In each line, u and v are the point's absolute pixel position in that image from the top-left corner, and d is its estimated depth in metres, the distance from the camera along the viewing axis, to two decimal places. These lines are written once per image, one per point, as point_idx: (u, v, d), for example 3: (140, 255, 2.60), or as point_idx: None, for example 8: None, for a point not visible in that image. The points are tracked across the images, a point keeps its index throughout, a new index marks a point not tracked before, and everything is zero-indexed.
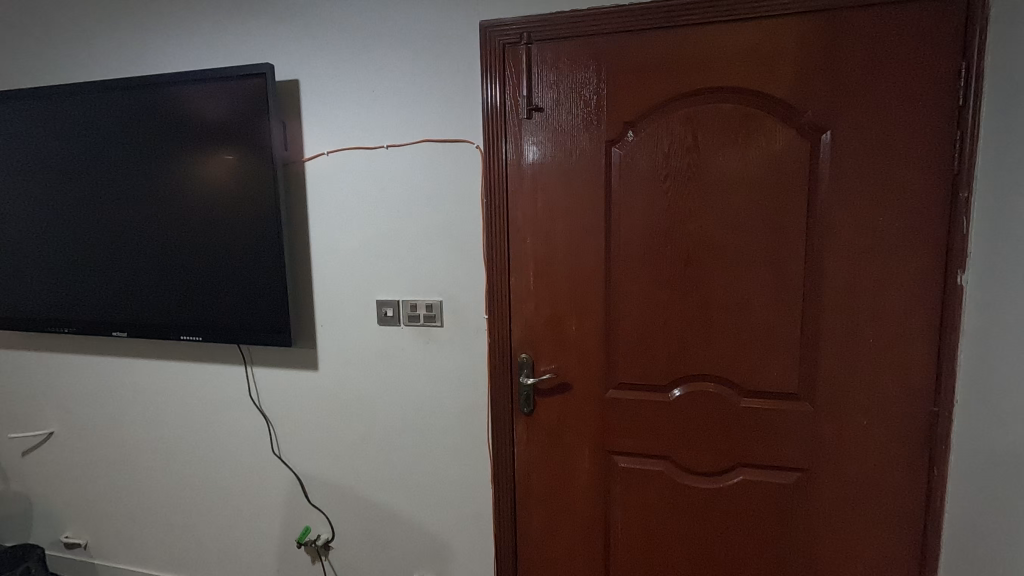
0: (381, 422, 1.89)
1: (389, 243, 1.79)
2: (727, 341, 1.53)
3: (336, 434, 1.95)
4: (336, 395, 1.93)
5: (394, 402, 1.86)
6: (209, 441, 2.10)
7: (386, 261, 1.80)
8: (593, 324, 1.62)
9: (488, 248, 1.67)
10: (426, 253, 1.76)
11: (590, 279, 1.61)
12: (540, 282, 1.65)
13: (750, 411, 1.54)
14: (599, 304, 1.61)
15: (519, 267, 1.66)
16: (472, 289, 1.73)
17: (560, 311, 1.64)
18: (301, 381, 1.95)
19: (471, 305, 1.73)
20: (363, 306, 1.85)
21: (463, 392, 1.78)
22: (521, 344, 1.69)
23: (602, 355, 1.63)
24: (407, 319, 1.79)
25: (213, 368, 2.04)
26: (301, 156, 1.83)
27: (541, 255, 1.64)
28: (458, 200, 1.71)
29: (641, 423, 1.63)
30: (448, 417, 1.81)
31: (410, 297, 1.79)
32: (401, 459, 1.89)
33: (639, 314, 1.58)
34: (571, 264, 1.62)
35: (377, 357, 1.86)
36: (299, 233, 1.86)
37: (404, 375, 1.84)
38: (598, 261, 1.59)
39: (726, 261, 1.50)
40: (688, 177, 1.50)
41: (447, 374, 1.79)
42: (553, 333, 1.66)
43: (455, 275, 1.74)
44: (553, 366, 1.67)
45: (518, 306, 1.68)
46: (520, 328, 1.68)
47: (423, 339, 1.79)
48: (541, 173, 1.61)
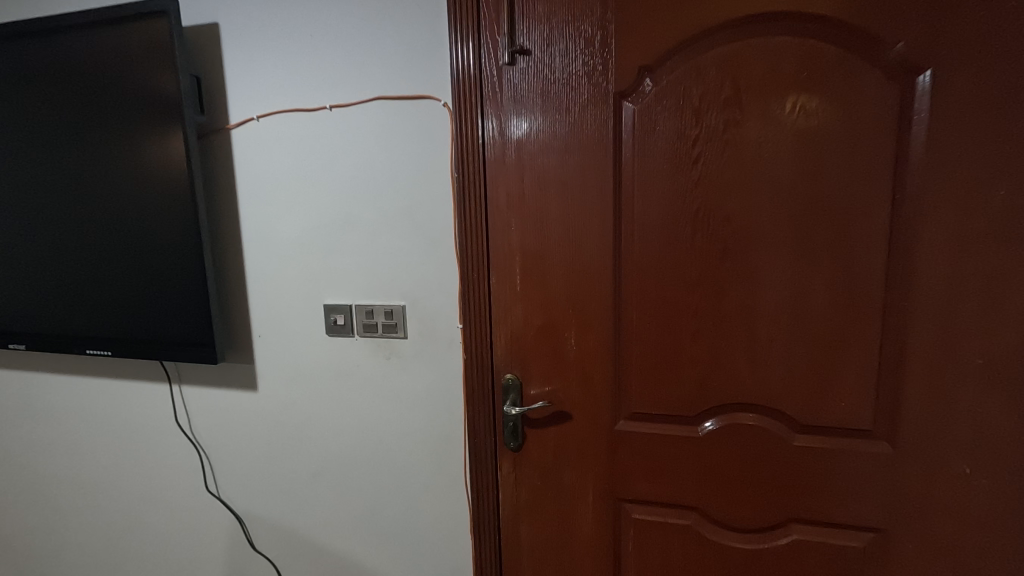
0: (335, 455, 1.52)
1: (338, 233, 1.41)
2: (779, 360, 1.15)
3: (283, 468, 1.59)
4: (281, 421, 1.56)
5: (351, 431, 1.50)
6: (133, 474, 1.74)
7: (336, 255, 1.42)
8: (599, 336, 1.24)
9: (462, 238, 1.29)
10: (385, 245, 1.38)
11: (594, 277, 1.23)
12: (530, 282, 1.26)
13: (807, 451, 1.16)
14: (608, 310, 1.23)
15: (502, 263, 1.28)
16: (443, 291, 1.35)
17: (556, 321, 1.26)
18: (240, 403, 1.59)
19: (441, 312, 1.36)
20: (308, 313, 1.47)
21: (434, 421, 1.41)
22: (506, 361, 1.31)
23: (611, 377, 1.26)
24: (362, 329, 1.42)
25: (135, 386, 1.67)
26: (224, 122, 1.44)
27: (530, 247, 1.25)
28: (423, 177, 1.33)
29: (661, 464, 1.26)
30: (416, 450, 1.44)
31: (366, 301, 1.42)
32: (359, 500, 1.52)
33: (660, 325, 1.20)
34: (570, 259, 1.23)
35: (328, 376, 1.49)
36: (229, 221, 1.48)
37: (361, 398, 1.47)
38: (606, 254, 1.21)
39: (778, 253, 1.12)
40: (727, 140, 1.11)
41: (414, 397, 1.42)
42: (547, 348, 1.28)
43: (422, 273, 1.36)
44: (547, 390, 1.30)
45: (501, 313, 1.30)
46: (504, 341, 1.31)
47: (383, 354, 1.42)
48: (529, 138, 1.22)
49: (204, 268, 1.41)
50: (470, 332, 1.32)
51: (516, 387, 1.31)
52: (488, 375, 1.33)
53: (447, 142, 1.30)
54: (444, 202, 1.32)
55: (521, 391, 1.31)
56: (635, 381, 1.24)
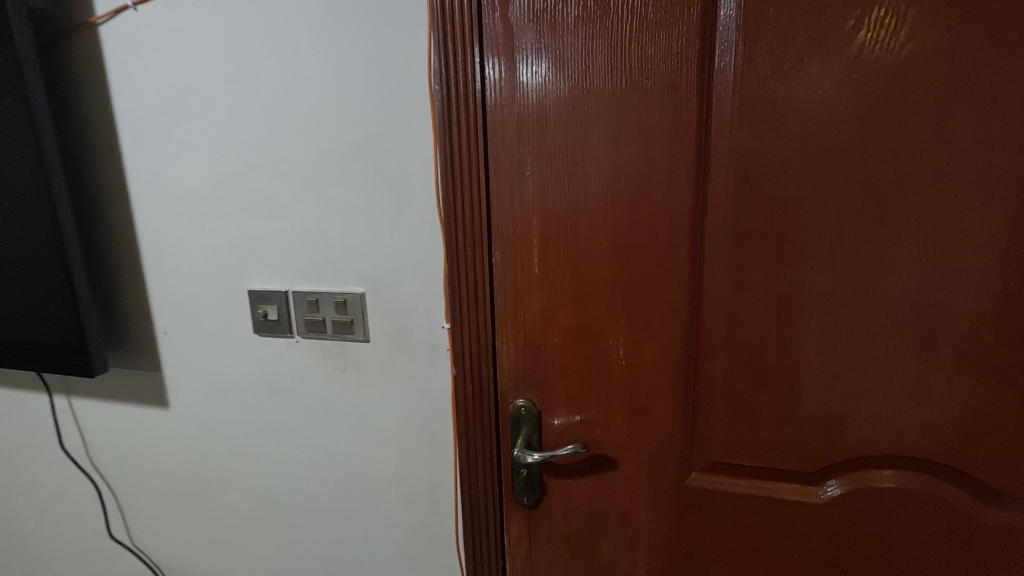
0: (278, 498, 1.10)
1: (265, 188, 0.95)
2: (963, 392, 0.70)
3: (212, 510, 1.16)
4: (203, 449, 1.13)
5: (297, 467, 1.06)
6: (19, 510, 1.31)
7: (263, 220, 0.96)
8: (665, 347, 0.79)
9: (446, 194, 0.82)
10: (335, 202, 0.91)
11: (659, 256, 0.76)
12: (554, 263, 0.80)
13: (998, 534, 0.73)
14: (680, 308, 0.77)
15: (510, 231, 0.81)
16: (421, 275, 0.89)
17: (595, 324, 0.81)
18: (148, 424, 1.16)
19: (419, 304, 0.90)
20: (229, 303, 1.02)
21: (412, 461, 0.97)
22: (517, 382, 0.86)
23: (681, 410, 0.81)
24: (302, 327, 0.97)
25: (12, 398, 1.24)
26: (85, 16, 0.95)
27: (555, 208, 0.78)
28: (386, 100, 0.85)
29: (755, 540, 0.82)
30: (388, 499, 1.01)
31: (308, 287, 0.96)
32: (312, 559, 1.10)
33: (767, 332, 0.75)
34: (620, 227, 0.77)
35: (261, 393, 1.04)
36: (107, 172, 1.02)
37: (309, 424, 1.03)
38: (682, 218, 0.74)
39: (980, 214, 0.66)
40: (908, 14, 0.63)
41: (382, 427, 0.98)
42: (580, 364, 0.83)
43: (389, 246, 0.90)
44: (578, 425, 0.85)
45: (508, 310, 0.84)
46: (513, 352, 0.85)
47: (337, 364, 0.97)
48: (555, 26, 0.73)
49: (62, 242, 0.95)
50: (461, 338, 0.86)
51: (531, 420, 0.87)
52: (489, 401, 0.88)
53: (423, 41, 0.82)
54: (419, 140, 0.86)
55: (538, 424, 0.87)
56: (720, 417, 0.79)
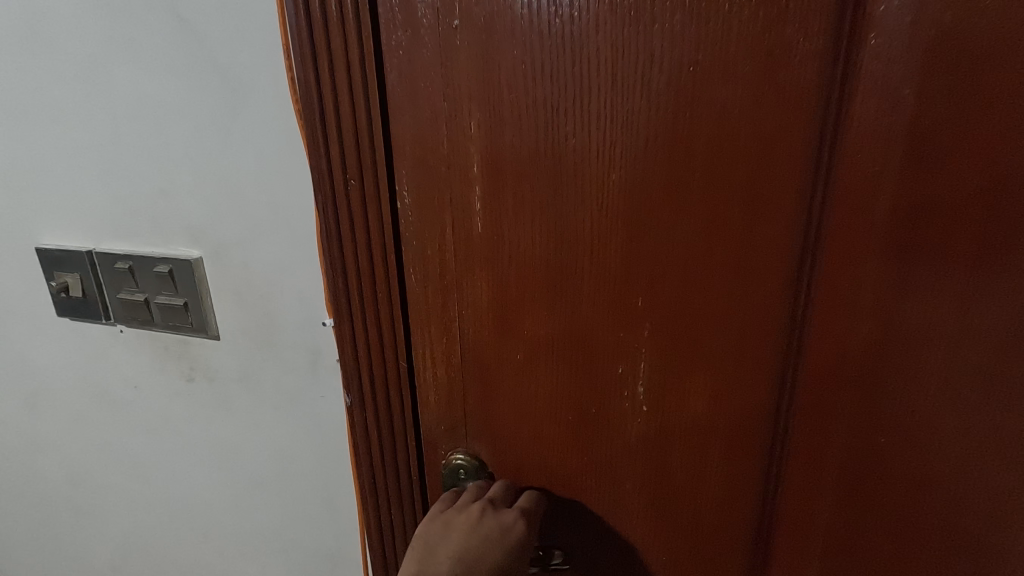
0: (127, 552, 0.74)
1: (28, 70, 0.53)
2: None
3: (46, 559, 0.80)
4: (21, 479, 0.75)
5: (149, 512, 0.70)
6: None
7: (30, 130, 0.55)
8: (730, 387, 0.39)
9: (302, 68, 0.39)
10: (135, 98, 0.51)
11: (733, 201, 0.35)
12: (513, 211, 0.39)
13: None
14: (770, 311, 0.37)
15: (429, 141, 0.39)
16: (283, 232, 0.51)
17: (590, 335, 0.40)
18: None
19: (286, 283, 0.53)
20: (7, 272, 0.62)
21: (306, 521, 0.62)
22: (452, 427, 0.47)
23: (753, 500, 0.42)
24: (118, 313, 0.59)
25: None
26: None
27: (516, 92, 0.36)
28: None
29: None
30: (276, 568, 0.66)
31: (118, 246, 0.57)
32: None
33: (961, 371, 0.35)
34: (651, 134, 0.35)
35: (80, 407, 0.67)
36: None
37: (156, 455, 0.66)
38: (795, 116, 0.33)
39: None
40: None
41: (253, 472, 0.62)
42: (562, 408, 0.43)
43: (229, 181, 0.51)
44: (557, 509, 0.46)
45: (430, 301, 0.44)
46: (443, 375, 0.46)
47: (179, 371, 0.61)
48: None
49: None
50: (353, 345, 0.47)
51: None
52: (406, 453, 0.50)
53: None
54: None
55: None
56: (829, 518, 0.41)
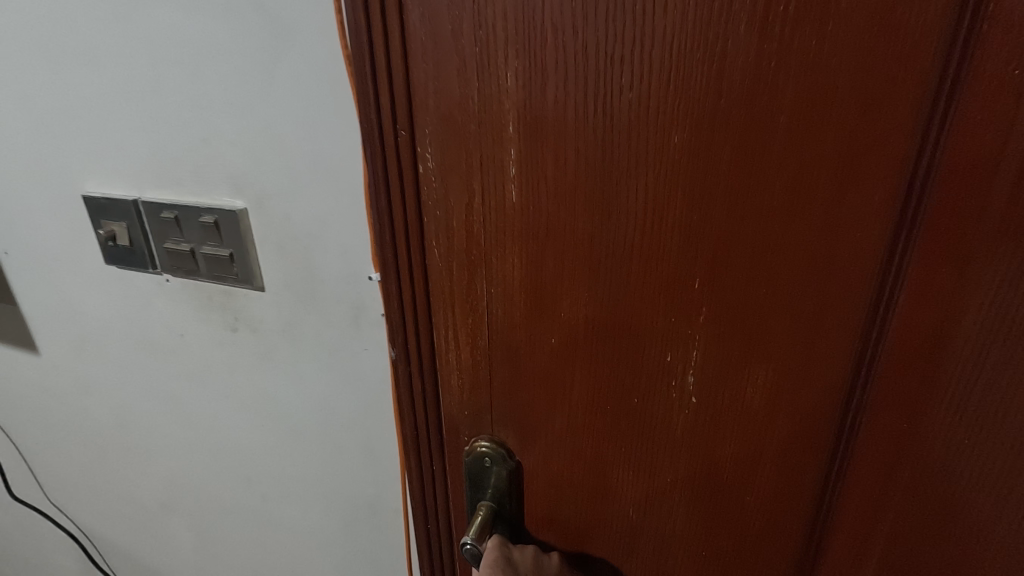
0: (177, 491, 0.77)
1: (78, 12, 0.51)
2: None
3: (106, 487, 0.83)
4: (82, 414, 0.77)
5: (200, 452, 0.73)
6: None
7: (80, 77, 0.54)
8: (791, 388, 0.34)
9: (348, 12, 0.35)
10: (181, 42, 0.49)
11: (815, 172, 0.29)
12: (550, 181, 0.34)
13: None
14: (848, 303, 0.31)
15: (461, 92, 0.34)
16: (327, 184, 0.49)
17: (633, 320, 0.36)
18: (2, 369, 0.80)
19: (328, 236, 0.51)
20: (63, 218, 0.63)
21: (347, 470, 0.63)
22: (476, 412, 0.44)
23: (801, 513, 0.37)
24: (165, 263, 0.60)
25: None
26: None
27: (563, 36, 0.31)
28: None
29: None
30: (319, 513, 0.68)
31: (162, 194, 0.57)
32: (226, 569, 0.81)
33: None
34: (716, 93, 0.30)
35: (131, 353, 0.69)
36: None
37: (206, 399, 0.68)
38: (909, 65, 0.26)
39: None
40: None
41: (297, 420, 0.63)
42: (597, 397, 0.39)
43: (272, 130, 0.49)
44: (585, 499, 0.43)
45: (455, 277, 0.40)
46: (467, 358, 0.43)
47: (223, 321, 0.61)
48: None
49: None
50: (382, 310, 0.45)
51: (500, 477, 0.45)
52: (429, 428, 0.48)
53: None
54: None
55: (515, 484, 0.45)
56: (892, 548, 0.35)
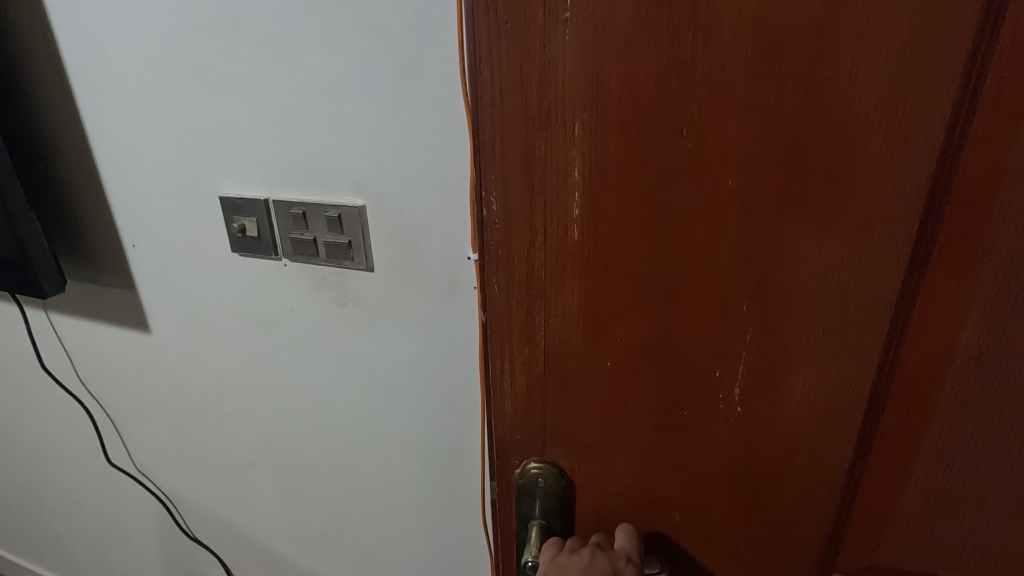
0: (269, 450, 0.86)
1: (230, 44, 0.62)
2: None
3: (198, 453, 0.93)
4: (181, 384, 0.87)
5: (294, 415, 0.82)
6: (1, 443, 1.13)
7: (225, 95, 0.64)
8: (822, 398, 0.38)
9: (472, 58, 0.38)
10: (321, 74, 0.60)
11: (853, 216, 0.34)
12: (610, 226, 0.39)
13: None
14: (878, 328, 0.36)
15: (530, 144, 0.38)
16: (436, 184, 0.61)
17: (682, 346, 0.40)
18: (107, 347, 0.90)
19: (432, 227, 0.63)
20: (193, 211, 0.73)
21: (431, 423, 0.74)
22: (527, 436, 0.49)
23: (831, 516, 0.42)
24: (289, 250, 0.70)
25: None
26: None
27: (625, 100, 0.35)
28: None
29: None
30: (401, 464, 0.78)
31: (290, 193, 0.67)
32: (311, 520, 0.90)
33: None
34: (761, 150, 0.34)
35: (236, 328, 0.79)
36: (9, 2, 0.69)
37: (301, 368, 0.78)
38: (930, 125, 0.31)
39: None
40: None
41: (389, 382, 0.73)
42: (645, 416, 0.44)
43: (395, 142, 0.60)
44: (630, 503, 0.47)
45: (513, 309, 0.44)
46: (521, 386, 0.47)
47: (332, 299, 0.71)
48: None
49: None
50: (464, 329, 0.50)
51: (553, 494, 0.49)
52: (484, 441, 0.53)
53: None
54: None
55: (566, 496, 0.49)
56: (908, 518, 0.41)
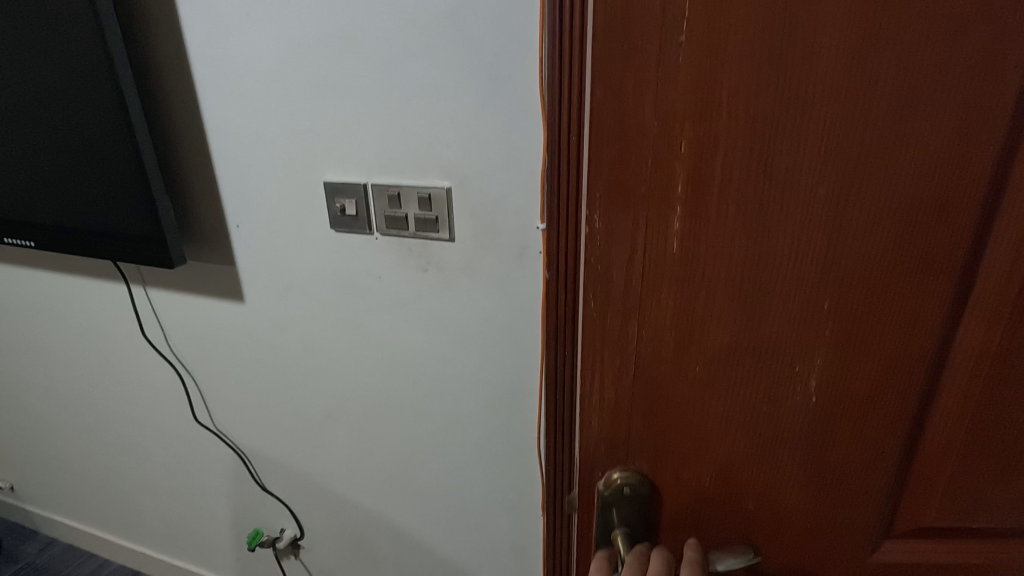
0: (348, 398, 1.01)
1: (347, 55, 0.76)
2: None
3: (278, 407, 1.05)
4: (270, 346, 1.00)
5: (375, 366, 0.96)
6: (74, 411, 1.23)
7: (339, 96, 0.79)
8: (871, 389, 0.47)
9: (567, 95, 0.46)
10: (424, 81, 0.74)
11: (919, 229, 0.42)
12: (713, 247, 0.44)
13: None
14: (932, 322, 0.44)
15: (641, 183, 0.44)
16: (516, 170, 0.75)
17: (761, 353, 0.47)
18: (200, 315, 1.02)
19: (511, 204, 0.78)
20: (299, 191, 0.87)
21: (497, 368, 0.89)
22: (613, 444, 0.54)
23: (886, 479, 0.50)
24: (384, 225, 0.84)
25: (46, 278, 1.11)
26: None
27: (733, 140, 0.41)
28: None
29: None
30: (469, 404, 0.94)
31: (387, 177, 0.82)
32: (384, 458, 1.04)
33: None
34: (846, 179, 0.41)
35: (329, 290, 0.93)
36: (153, 20, 0.84)
37: (384, 327, 0.92)
38: (967, 166, 0.40)
39: None
40: None
41: (462, 333, 0.89)
42: (728, 417, 0.50)
43: (484, 134, 0.75)
44: (703, 494, 0.54)
45: (609, 329, 0.49)
46: (611, 396, 0.52)
47: (416, 265, 0.86)
48: None
49: (130, 129, 0.81)
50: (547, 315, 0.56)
51: (637, 502, 0.55)
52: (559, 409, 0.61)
53: None
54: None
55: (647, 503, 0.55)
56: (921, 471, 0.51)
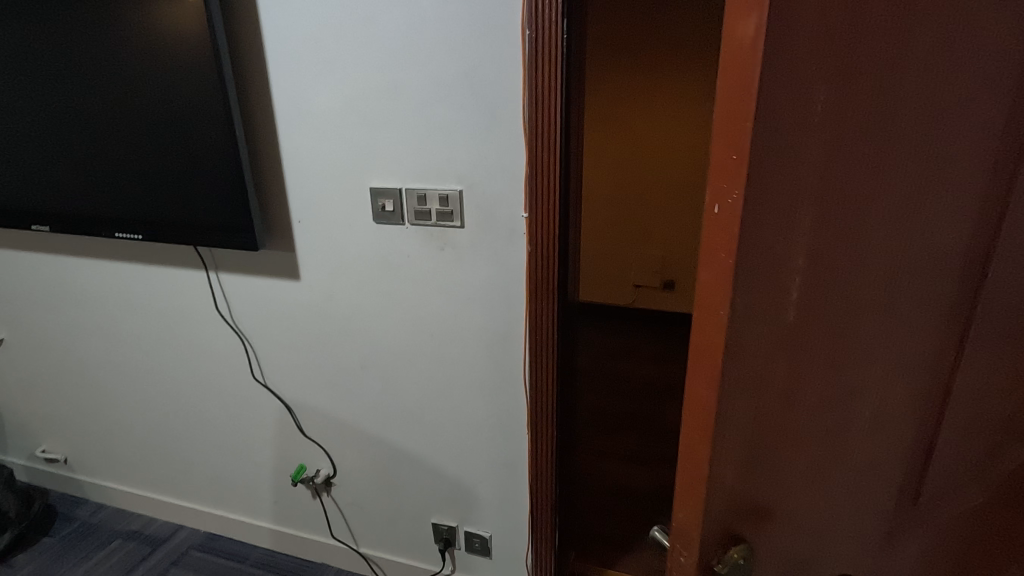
0: (380, 352, 1.35)
1: (393, 108, 1.17)
2: None
3: (322, 365, 1.38)
4: (320, 315, 1.35)
5: (402, 324, 1.32)
6: (143, 382, 1.51)
7: (385, 134, 1.19)
8: (904, 391, 0.55)
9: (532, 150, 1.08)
10: (448, 121, 1.15)
11: (942, 272, 0.51)
12: (815, 286, 0.47)
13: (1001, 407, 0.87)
14: (946, 331, 0.54)
15: (770, 243, 0.44)
16: (507, 177, 1.15)
17: (839, 380, 0.52)
18: (265, 293, 1.35)
19: (504, 200, 1.17)
20: (351, 197, 1.25)
21: (493, 318, 1.26)
22: (728, 507, 0.52)
23: (930, 440, 0.60)
24: (413, 217, 1.23)
25: (132, 273, 1.41)
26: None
27: (837, 197, 0.44)
28: (486, 44, 1.08)
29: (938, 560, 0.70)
30: (472, 348, 1.29)
31: (418, 184, 1.21)
32: (406, 399, 1.37)
33: None
34: (910, 211, 0.47)
35: (370, 268, 1.29)
36: (254, 82, 1.22)
37: (410, 292, 1.29)
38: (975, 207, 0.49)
39: None
40: None
41: (469, 294, 1.26)
42: (812, 443, 0.54)
43: (487, 155, 1.15)
44: (792, 518, 0.56)
45: (737, 394, 0.48)
46: (732, 463, 0.50)
47: (436, 245, 1.24)
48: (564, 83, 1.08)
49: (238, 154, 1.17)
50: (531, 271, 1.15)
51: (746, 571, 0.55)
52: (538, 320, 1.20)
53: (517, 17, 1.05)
54: (512, 69, 1.08)
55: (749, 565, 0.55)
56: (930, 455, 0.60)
